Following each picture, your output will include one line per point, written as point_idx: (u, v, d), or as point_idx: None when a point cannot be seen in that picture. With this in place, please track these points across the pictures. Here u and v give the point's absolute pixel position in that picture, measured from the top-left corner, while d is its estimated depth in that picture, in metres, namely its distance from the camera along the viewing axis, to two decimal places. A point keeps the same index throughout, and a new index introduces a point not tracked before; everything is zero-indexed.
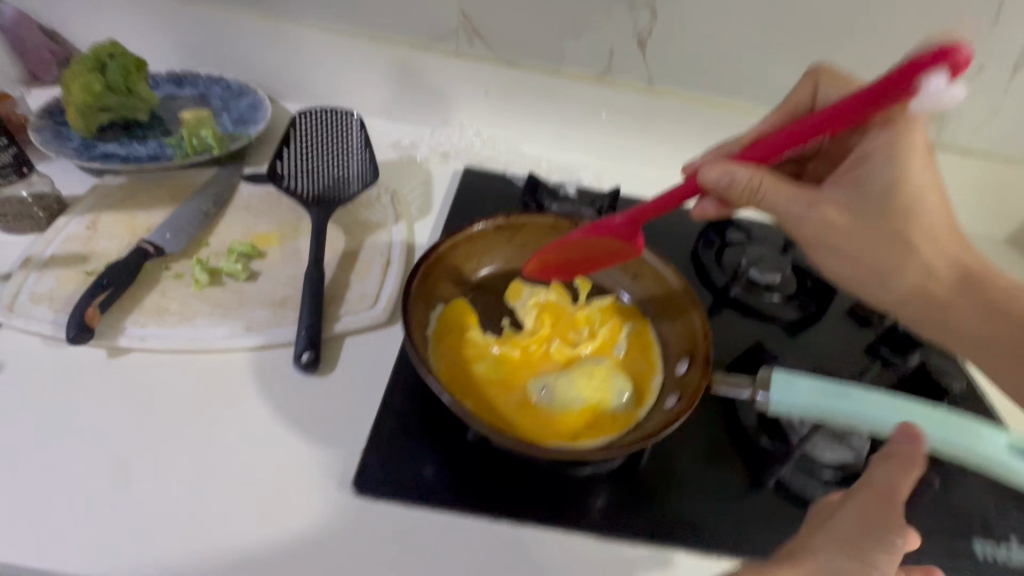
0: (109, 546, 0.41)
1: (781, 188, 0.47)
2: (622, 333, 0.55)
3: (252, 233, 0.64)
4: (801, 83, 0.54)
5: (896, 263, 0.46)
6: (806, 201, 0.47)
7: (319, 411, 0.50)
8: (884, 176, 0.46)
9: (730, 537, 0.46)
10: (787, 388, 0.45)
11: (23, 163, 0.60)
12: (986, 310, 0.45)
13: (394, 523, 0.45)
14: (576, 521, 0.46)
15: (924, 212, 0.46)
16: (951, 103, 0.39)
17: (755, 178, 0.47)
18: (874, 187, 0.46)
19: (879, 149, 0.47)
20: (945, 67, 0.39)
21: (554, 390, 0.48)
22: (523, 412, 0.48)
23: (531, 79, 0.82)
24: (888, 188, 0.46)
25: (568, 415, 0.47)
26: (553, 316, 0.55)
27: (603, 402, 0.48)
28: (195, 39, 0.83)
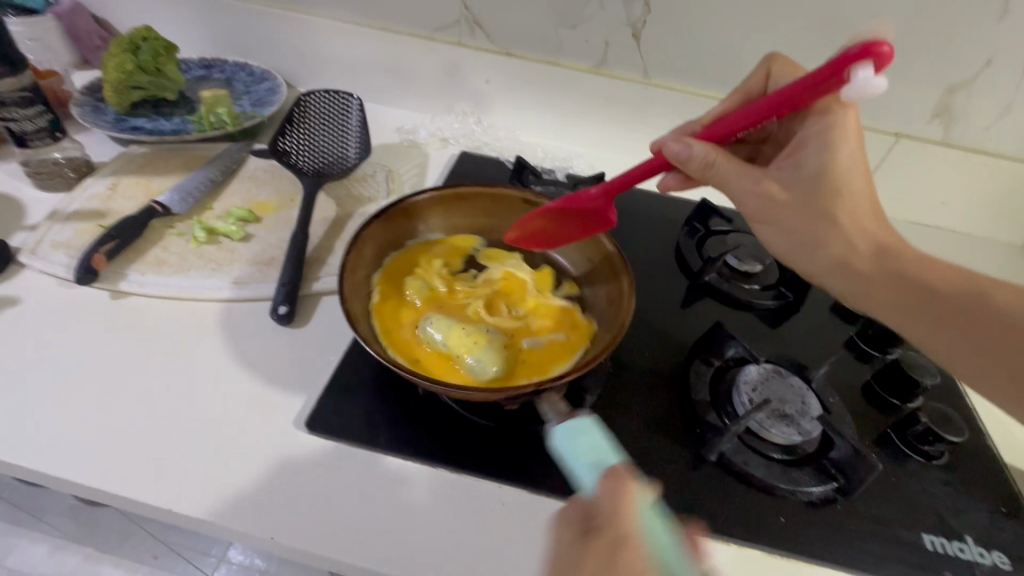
0: (86, 457, 0.46)
1: (734, 165, 0.48)
2: (551, 336, 0.54)
3: (252, 200, 0.70)
4: (754, 70, 0.56)
5: (822, 236, 0.46)
6: (752, 177, 0.48)
7: (288, 359, 0.54)
8: (816, 160, 0.46)
9: (664, 504, 0.47)
10: (574, 439, 0.39)
11: (57, 130, 0.66)
12: (905, 285, 0.44)
13: (341, 462, 0.48)
14: (511, 474, 0.47)
15: (852, 198, 0.45)
16: (875, 95, 0.40)
17: (711, 154, 0.48)
18: (809, 169, 0.46)
19: (813, 134, 0.47)
20: (870, 62, 0.40)
21: (433, 329, 0.52)
22: (405, 334, 0.53)
23: (528, 69, 0.85)
24: (820, 168, 0.46)
25: (431, 350, 0.51)
26: (510, 286, 0.58)
27: (460, 357, 0.50)
28: (224, 29, 0.91)
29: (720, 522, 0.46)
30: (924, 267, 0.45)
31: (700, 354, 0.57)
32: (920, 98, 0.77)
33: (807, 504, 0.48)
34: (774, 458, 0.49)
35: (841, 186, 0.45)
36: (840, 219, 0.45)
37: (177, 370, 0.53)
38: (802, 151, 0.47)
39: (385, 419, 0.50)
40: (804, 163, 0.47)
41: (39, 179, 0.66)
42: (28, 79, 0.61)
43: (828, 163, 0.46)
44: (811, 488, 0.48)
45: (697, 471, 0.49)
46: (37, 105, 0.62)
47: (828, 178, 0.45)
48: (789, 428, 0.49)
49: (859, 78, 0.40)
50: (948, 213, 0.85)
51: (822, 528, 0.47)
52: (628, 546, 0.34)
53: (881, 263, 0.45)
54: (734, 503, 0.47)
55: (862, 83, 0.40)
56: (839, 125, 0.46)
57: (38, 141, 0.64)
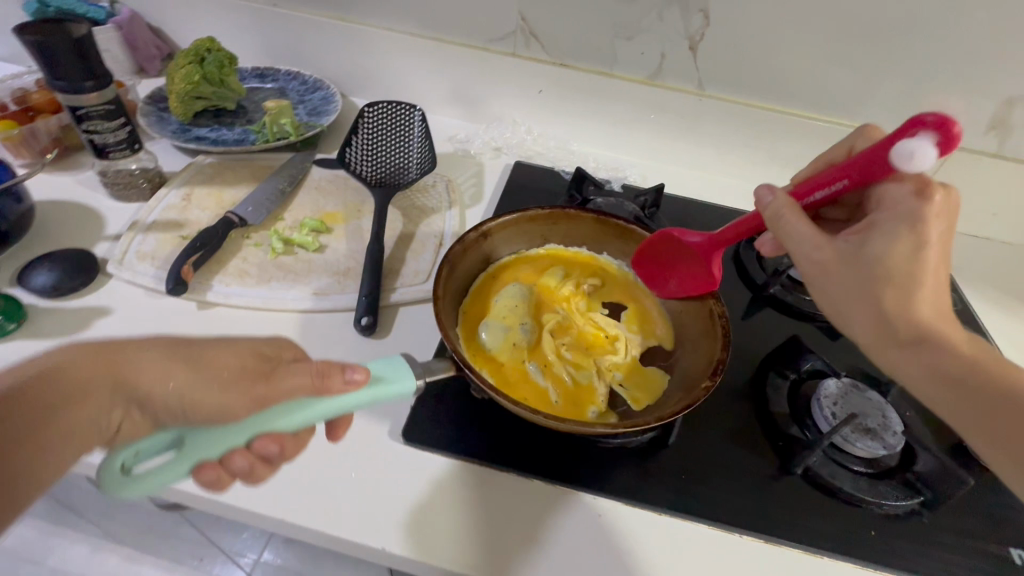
0: None
1: (800, 222, 0.44)
2: (552, 390, 0.52)
3: (321, 211, 0.71)
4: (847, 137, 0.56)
5: (858, 316, 0.41)
6: (814, 240, 0.43)
7: (374, 369, 0.56)
8: (885, 243, 0.40)
9: (752, 517, 0.48)
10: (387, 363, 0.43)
11: (135, 142, 0.66)
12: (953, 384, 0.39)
13: (435, 472, 0.49)
14: (604, 487, 0.49)
15: (919, 290, 0.39)
16: (923, 164, 0.39)
17: (782, 203, 0.45)
18: (873, 249, 0.40)
19: (895, 216, 0.41)
20: (932, 133, 0.39)
21: (505, 292, 0.59)
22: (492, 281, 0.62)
23: (582, 79, 0.86)
24: (889, 255, 0.39)
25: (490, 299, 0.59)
26: (597, 339, 0.57)
27: (491, 312, 0.57)
28: (277, 38, 0.92)
29: (808, 534, 0.47)
30: (1000, 383, 0.39)
31: (775, 367, 0.58)
32: (977, 111, 0.77)
33: (892, 516, 0.49)
34: (858, 472, 0.50)
35: (904, 276, 0.39)
36: (894, 306, 0.39)
37: None
38: (871, 230, 0.41)
39: (475, 431, 0.51)
40: (869, 242, 0.41)
41: (116, 190, 0.68)
42: (113, 92, 0.62)
43: (898, 251, 0.39)
44: (898, 502, 0.48)
45: (780, 483, 0.50)
46: (120, 118, 0.63)
47: (892, 262, 0.39)
48: (872, 441, 0.50)
49: (911, 144, 0.40)
50: (996, 223, 0.86)
51: (907, 540, 0.48)
52: (262, 382, 0.39)
53: (931, 361, 0.40)
54: (819, 514, 0.49)
55: (910, 151, 0.40)
56: (929, 212, 0.40)
57: (119, 153, 0.65)
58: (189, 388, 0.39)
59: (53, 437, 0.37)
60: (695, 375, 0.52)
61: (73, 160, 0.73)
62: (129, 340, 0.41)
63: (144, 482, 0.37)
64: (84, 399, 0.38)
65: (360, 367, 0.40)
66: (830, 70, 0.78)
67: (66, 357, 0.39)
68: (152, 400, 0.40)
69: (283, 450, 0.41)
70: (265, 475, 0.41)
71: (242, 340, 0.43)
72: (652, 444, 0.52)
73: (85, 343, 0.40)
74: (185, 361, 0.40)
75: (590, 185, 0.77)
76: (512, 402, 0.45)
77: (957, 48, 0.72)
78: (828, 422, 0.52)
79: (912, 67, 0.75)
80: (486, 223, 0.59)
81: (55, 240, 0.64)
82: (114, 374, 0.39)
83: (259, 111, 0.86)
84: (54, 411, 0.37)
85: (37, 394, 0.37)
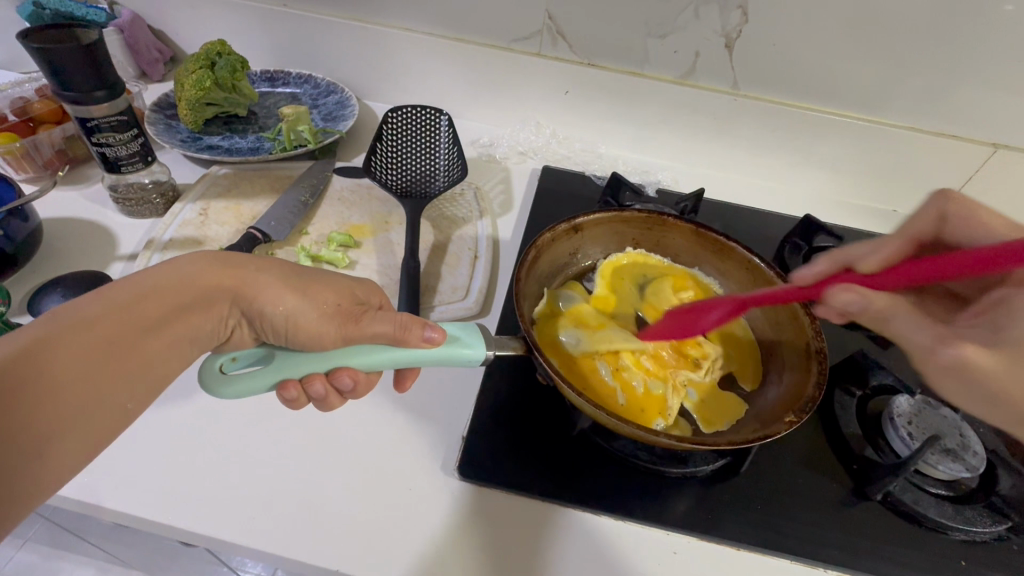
0: (230, 510, 0.43)
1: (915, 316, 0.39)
2: (618, 392, 0.51)
3: (347, 224, 0.68)
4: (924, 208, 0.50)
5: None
6: (935, 334, 0.38)
7: (420, 395, 0.52)
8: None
9: (835, 549, 0.45)
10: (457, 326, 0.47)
11: (148, 154, 0.62)
12: None
13: (493, 508, 0.45)
14: (678, 521, 0.46)
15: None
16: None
17: (889, 305, 0.40)
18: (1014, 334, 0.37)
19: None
20: None
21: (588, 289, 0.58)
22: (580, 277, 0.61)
23: (612, 79, 0.82)
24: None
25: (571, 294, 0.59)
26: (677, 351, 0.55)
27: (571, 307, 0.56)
28: (286, 40, 0.86)
29: (898, 566, 0.45)
30: None
31: (841, 382, 0.55)
32: None
33: (978, 541, 0.47)
34: (941, 496, 0.48)
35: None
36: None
37: (308, 410, 0.51)
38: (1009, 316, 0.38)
39: (534, 464, 0.48)
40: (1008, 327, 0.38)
41: (127, 206, 0.64)
42: (124, 102, 0.58)
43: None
44: (987, 528, 0.46)
45: (860, 509, 0.48)
46: (131, 129, 0.59)
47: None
48: (957, 463, 0.48)
49: None
50: None
51: (997, 566, 0.45)
52: (351, 322, 0.44)
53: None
54: (902, 543, 0.46)
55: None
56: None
57: (131, 166, 0.61)
58: (296, 312, 0.43)
59: (181, 337, 0.40)
60: (777, 412, 0.49)
61: (78, 174, 0.69)
62: (250, 259, 0.45)
63: (237, 382, 0.41)
64: (207, 308, 0.42)
65: (437, 328, 0.44)
66: (873, 68, 0.75)
67: (195, 264, 0.42)
68: (260, 319, 0.43)
69: (356, 387, 0.45)
70: (335, 403, 0.46)
71: (339, 281, 0.47)
72: (722, 471, 0.49)
73: (213, 255, 0.44)
74: (297, 286, 0.44)
75: (627, 191, 0.74)
76: (576, 395, 0.44)
77: (1009, 43, 0.69)
78: (906, 444, 0.49)
79: (961, 62, 0.72)
80: (581, 218, 0.59)
81: (66, 262, 0.60)
82: (235, 288, 0.43)
83: (272, 118, 0.82)
84: (183, 310, 0.40)
85: (169, 291, 0.40)
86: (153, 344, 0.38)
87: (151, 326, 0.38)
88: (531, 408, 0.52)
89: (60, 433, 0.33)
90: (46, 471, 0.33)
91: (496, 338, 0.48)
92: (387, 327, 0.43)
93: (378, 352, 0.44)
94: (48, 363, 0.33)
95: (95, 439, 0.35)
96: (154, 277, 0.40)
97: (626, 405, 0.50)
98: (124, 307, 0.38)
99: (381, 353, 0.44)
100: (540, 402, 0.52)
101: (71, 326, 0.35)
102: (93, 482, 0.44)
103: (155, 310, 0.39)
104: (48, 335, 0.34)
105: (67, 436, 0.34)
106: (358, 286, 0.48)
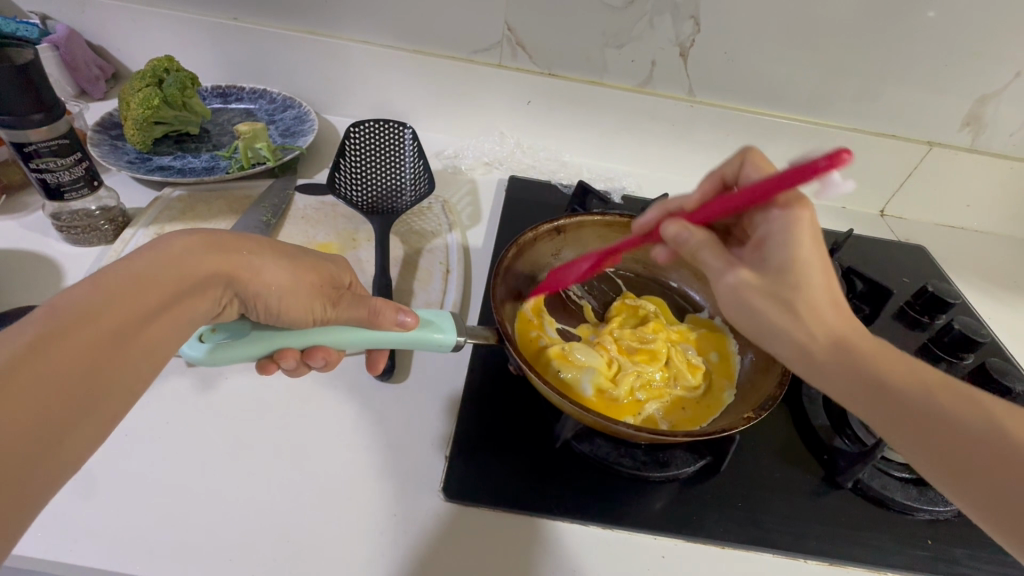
0: (203, 552, 0.41)
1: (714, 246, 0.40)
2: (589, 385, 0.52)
3: (313, 243, 0.66)
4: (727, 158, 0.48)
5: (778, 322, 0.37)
6: (724, 261, 0.39)
7: (399, 416, 0.51)
8: (781, 251, 0.38)
9: (815, 540, 0.47)
10: (435, 312, 0.48)
11: (94, 178, 0.59)
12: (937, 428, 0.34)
13: (482, 524, 0.45)
14: (666, 525, 0.46)
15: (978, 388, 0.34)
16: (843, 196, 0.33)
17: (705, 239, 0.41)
18: (773, 264, 0.38)
19: (777, 232, 0.39)
20: (828, 169, 0.33)
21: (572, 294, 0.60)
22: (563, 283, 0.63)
23: (573, 89, 0.83)
24: (790, 266, 0.37)
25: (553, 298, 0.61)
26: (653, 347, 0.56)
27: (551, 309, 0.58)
28: (238, 56, 0.83)
29: (873, 552, 0.47)
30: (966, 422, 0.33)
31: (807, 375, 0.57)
32: (955, 108, 0.79)
33: (941, 520, 0.49)
34: (906, 480, 0.50)
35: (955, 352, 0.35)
36: (804, 312, 0.36)
37: (283, 438, 0.48)
38: (766, 245, 0.39)
39: (520, 480, 0.47)
40: (731, 281, 0.39)
41: (72, 234, 0.61)
42: (65, 124, 0.54)
43: (793, 257, 0.37)
44: (948, 507, 0.49)
45: (833, 498, 0.50)
46: (75, 153, 0.56)
47: (794, 274, 0.37)
48: None
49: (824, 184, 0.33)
50: (971, 212, 0.90)
51: (960, 543, 0.48)
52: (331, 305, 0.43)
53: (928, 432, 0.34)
54: (874, 528, 0.48)
55: (829, 188, 0.33)
56: (804, 225, 0.39)
57: (76, 192, 0.58)
58: (286, 295, 0.42)
59: (184, 322, 0.37)
60: (748, 408, 0.49)
61: (16, 202, 0.65)
62: (238, 241, 0.42)
63: (221, 357, 0.42)
64: (204, 293, 0.38)
65: (411, 312, 0.45)
66: (817, 74, 0.79)
67: (184, 249, 0.38)
68: (256, 302, 0.42)
69: (328, 363, 0.47)
70: (305, 370, 0.48)
71: (316, 259, 0.46)
72: (703, 471, 0.50)
73: (201, 236, 0.40)
74: (289, 265, 0.43)
75: (594, 199, 0.75)
76: (538, 380, 0.45)
77: (938, 52, 0.74)
78: (872, 433, 0.52)
79: (895, 68, 0.77)
80: (562, 219, 0.59)
81: (8, 297, 0.56)
82: (230, 272, 0.40)
83: (227, 135, 0.79)
84: (182, 296, 0.37)
85: (164, 277, 0.36)
86: (158, 328, 0.35)
87: (152, 313, 0.34)
88: (511, 420, 0.52)
89: (68, 431, 0.29)
90: (66, 463, 0.29)
91: (469, 327, 0.49)
92: (365, 312, 0.44)
93: (350, 336, 0.45)
94: (53, 359, 0.29)
95: (110, 428, 0.32)
96: (144, 264, 0.36)
97: (597, 400, 0.51)
98: (120, 295, 0.33)
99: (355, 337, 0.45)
100: (523, 413, 0.53)
101: (66, 318, 0.31)
102: (51, 536, 0.41)
103: (152, 298, 0.35)
104: (45, 329, 0.30)
105: (82, 428, 0.30)
106: (331, 265, 0.47)
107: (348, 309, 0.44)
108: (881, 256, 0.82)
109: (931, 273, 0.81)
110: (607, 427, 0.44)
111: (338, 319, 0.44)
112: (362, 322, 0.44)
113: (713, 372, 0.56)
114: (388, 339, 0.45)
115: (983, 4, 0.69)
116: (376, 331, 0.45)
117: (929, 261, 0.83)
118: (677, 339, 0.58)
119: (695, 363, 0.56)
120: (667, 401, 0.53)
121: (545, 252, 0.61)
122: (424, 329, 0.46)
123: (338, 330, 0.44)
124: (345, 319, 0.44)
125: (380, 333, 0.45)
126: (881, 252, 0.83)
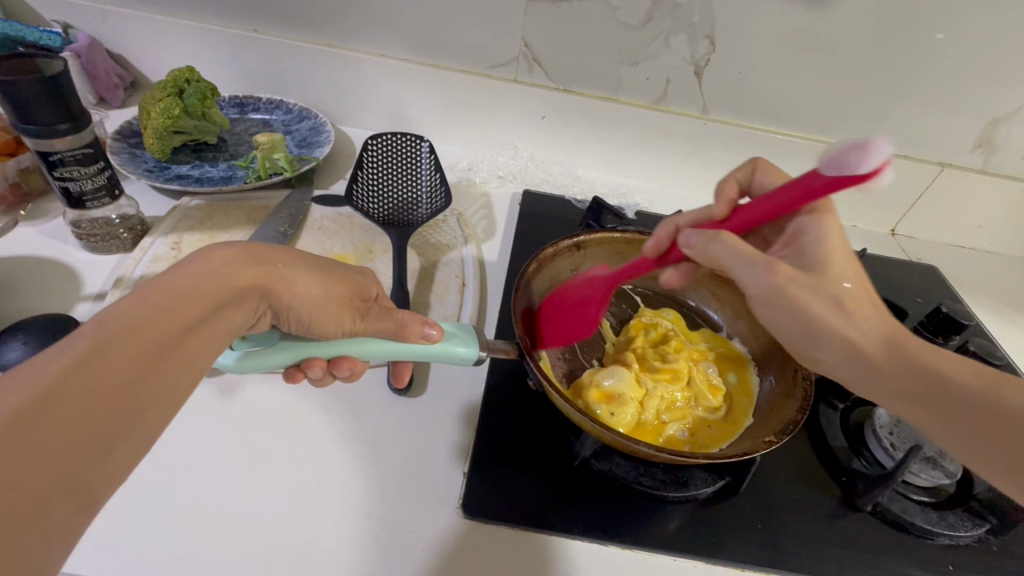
0: (222, 566, 0.41)
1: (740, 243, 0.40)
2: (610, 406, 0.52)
3: (329, 254, 0.66)
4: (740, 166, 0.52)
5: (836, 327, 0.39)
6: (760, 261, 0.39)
7: (417, 430, 0.51)
8: (817, 251, 0.42)
9: (837, 565, 0.46)
10: (457, 324, 0.49)
11: (115, 187, 0.59)
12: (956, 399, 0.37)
13: (500, 543, 0.44)
14: (686, 546, 0.46)
15: (861, 297, 0.39)
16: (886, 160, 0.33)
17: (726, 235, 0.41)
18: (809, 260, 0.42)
19: (807, 230, 0.44)
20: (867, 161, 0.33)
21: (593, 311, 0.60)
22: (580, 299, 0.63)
23: (587, 105, 0.84)
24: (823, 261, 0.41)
25: None
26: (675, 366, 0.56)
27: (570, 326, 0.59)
28: (256, 67, 0.84)
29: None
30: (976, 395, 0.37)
31: (824, 396, 0.57)
32: (967, 130, 0.80)
33: (961, 545, 0.49)
34: (925, 503, 0.50)
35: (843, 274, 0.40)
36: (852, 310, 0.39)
37: (302, 452, 0.48)
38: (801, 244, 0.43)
39: (540, 498, 0.47)
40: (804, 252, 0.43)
41: (92, 242, 0.61)
42: (89, 134, 0.55)
43: (825, 253, 0.42)
44: (968, 532, 0.49)
45: (853, 521, 0.49)
46: (98, 162, 0.56)
47: (826, 267, 0.41)
48: (936, 471, 0.50)
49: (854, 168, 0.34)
50: (982, 232, 0.90)
51: (981, 570, 0.48)
52: (360, 316, 0.44)
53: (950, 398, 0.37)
54: (894, 552, 0.48)
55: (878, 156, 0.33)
56: (831, 227, 0.43)
57: (97, 201, 0.58)
58: (318, 306, 0.42)
59: (221, 332, 0.37)
60: (769, 430, 0.49)
61: (37, 210, 0.66)
62: (272, 254, 0.42)
63: (249, 367, 0.42)
64: (241, 304, 0.38)
65: (436, 325, 0.46)
66: (831, 94, 0.79)
67: (223, 264, 0.38)
68: (288, 313, 0.42)
69: (353, 374, 0.48)
70: (328, 380, 0.48)
71: (344, 271, 0.46)
72: (723, 491, 0.49)
73: (237, 250, 0.40)
74: (320, 276, 0.43)
75: (608, 214, 0.75)
76: (558, 399, 0.45)
77: (949, 75, 0.75)
78: (890, 456, 0.51)
79: (908, 90, 0.77)
80: (583, 236, 0.60)
81: (27, 305, 0.56)
82: (265, 284, 0.40)
83: (244, 144, 0.79)
84: (221, 308, 0.37)
85: (205, 289, 0.36)
86: (198, 339, 0.35)
87: (193, 325, 0.35)
88: (529, 437, 0.52)
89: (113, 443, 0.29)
90: (111, 473, 0.29)
91: (489, 341, 0.49)
92: (391, 324, 0.44)
93: (375, 347, 0.45)
94: (99, 371, 0.29)
95: (151, 440, 0.31)
96: (185, 279, 0.36)
97: (630, 424, 0.50)
98: (163, 309, 0.34)
99: (380, 349, 0.45)
100: (540, 429, 0.52)
101: (113, 331, 0.31)
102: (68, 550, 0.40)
103: (193, 311, 0.35)
104: (94, 343, 0.30)
105: (129, 440, 0.30)
106: (359, 277, 0.47)
107: (375, 320, 0.44)
108: (894, 276, 0.82)
109: (943, 293, 0.81)
110: (627, 447, 0.44)
111: (366, 330, 0.44)
112: (388, 332, 0.44)
113: (733, 394, 0.56)
114: (410, 350, 0.45)
115: (997, 28, 0.70)
116: (400, 342, 0.45)
117: (941, 281, 0.83)
118: (697, 357, 0.58)
119: (715, 384, 0.55)
120: (688, 422, 0.53)
121: (564, 267, 0.61)
122: (447, 340, 0.46)
123: (364, 342, 0.44)
124: (373, 330, 0.44)
125: (406, 344, 0.45)
126: (894, 271, 0.83)
